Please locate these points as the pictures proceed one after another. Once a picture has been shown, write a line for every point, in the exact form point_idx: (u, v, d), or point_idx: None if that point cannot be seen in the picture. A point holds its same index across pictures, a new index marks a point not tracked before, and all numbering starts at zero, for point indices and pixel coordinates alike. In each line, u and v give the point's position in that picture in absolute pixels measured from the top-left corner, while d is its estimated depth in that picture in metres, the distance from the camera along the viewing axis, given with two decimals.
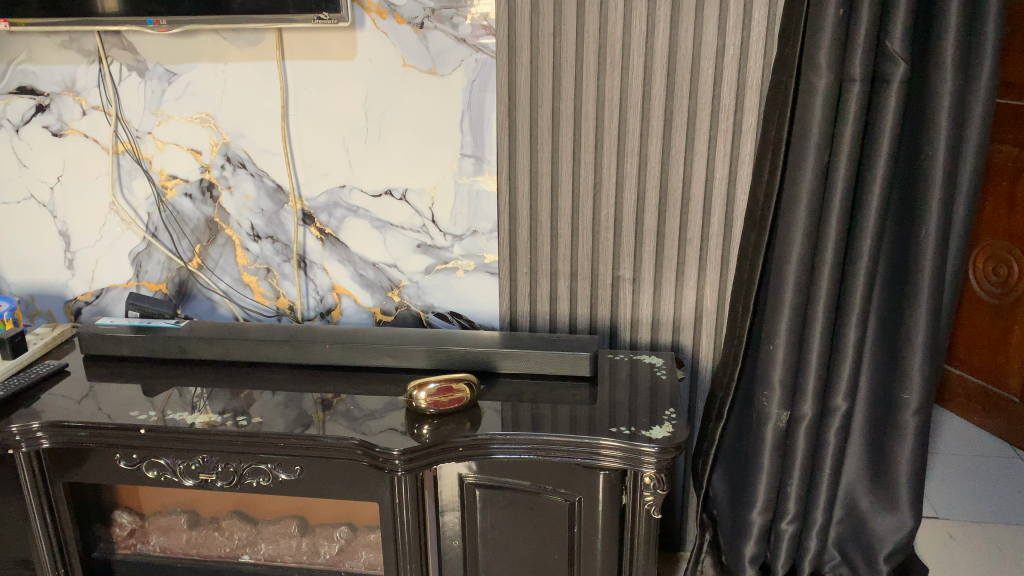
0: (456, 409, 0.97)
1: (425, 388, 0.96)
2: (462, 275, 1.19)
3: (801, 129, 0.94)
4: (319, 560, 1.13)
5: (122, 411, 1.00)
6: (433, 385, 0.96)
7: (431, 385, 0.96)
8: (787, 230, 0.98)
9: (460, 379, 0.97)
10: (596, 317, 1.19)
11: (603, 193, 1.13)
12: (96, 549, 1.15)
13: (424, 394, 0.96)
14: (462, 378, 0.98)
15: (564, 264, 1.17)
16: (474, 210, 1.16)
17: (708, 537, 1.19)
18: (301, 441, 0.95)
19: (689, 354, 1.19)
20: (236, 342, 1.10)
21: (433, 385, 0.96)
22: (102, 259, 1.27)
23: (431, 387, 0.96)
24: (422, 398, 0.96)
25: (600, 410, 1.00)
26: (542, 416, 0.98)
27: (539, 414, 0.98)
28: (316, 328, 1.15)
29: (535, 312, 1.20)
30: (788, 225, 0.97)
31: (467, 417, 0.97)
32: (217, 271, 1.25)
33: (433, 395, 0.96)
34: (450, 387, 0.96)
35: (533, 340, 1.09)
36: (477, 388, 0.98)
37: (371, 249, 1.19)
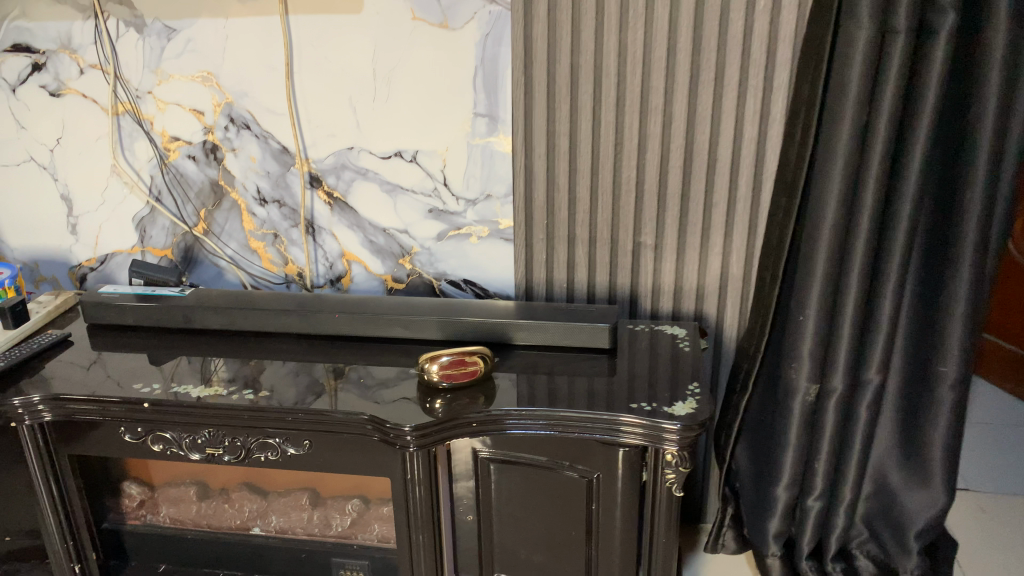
0: (470, 384, 0.94)
1: (439, 360, 0.93)
2: (476, 241, 1.15)
3: (839, 85, 0.87)
4: (331, 533, 1.11)
5: (125, 384, 0.97)
6: (447, 357, 0.93)
7: (444, 358, 0.93)
8: (821, 195, 0.92)
9: (473, 353, 0.94)
10: (616, 285, 1.14)
11: (624, 154, 1.07)
12: (106, 520, 1.13)
13: (437, 367, 0.92)
14: (476, 351, 0.94)
15: (583, 230, 1.11)
16: (488, 172, 1.10)
17: (730, 510, 1.16)
18: (309, 414, 0.91)
19: (712, 324, 1.14)
20: (242, 311, 1.06)
21: (446, 357, 0.93)
22: (106, 224, 1.24)
23: (444, 359, 0.93)
24: (435, 371, 0.92)
25: (619, 383, 0.95)
26: (559, 390, 0.94)
27: (556, 387, 0.94)
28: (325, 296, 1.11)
29: (552, 280, 1.15)
30: (823, 188, 0.91)
31: (481, 392, 0.94)
32: (223, 237, 1.21)
33: (447, 368, 0.92)
34: (464, 359, 0.93)
35: (550, 310, 1.04)
36: (491, 361, 0.95)
37: (381, 214, 1.15)
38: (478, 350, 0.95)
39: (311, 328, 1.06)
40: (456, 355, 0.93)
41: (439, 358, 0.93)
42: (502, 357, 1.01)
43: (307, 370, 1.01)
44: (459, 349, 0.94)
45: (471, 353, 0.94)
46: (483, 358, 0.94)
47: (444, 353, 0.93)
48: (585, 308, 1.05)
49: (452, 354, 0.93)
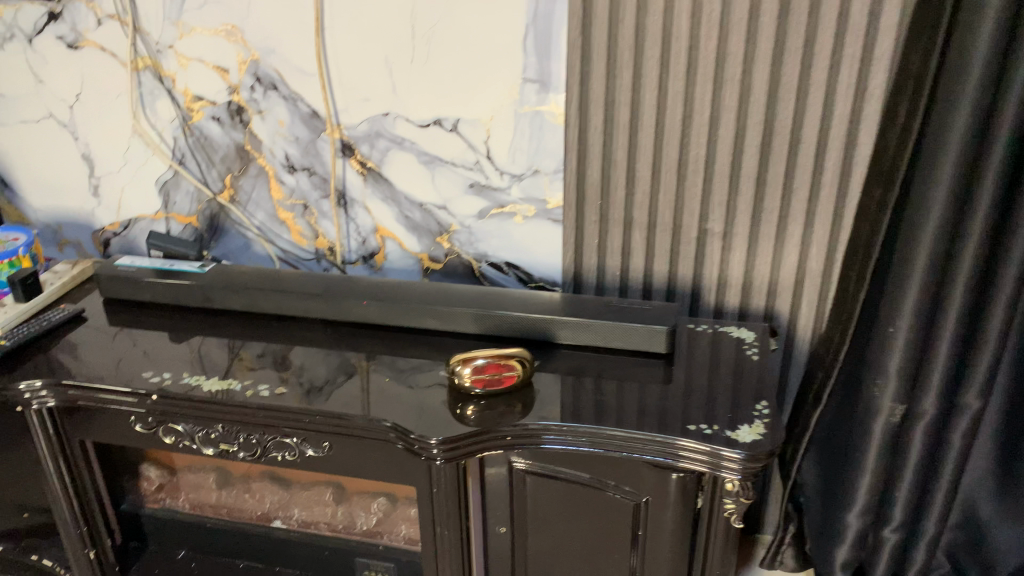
0: (505, 391, 0.84)
1: (473, 362, 0.82)
2: (521, 221, 1.04)
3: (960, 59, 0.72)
4: (355, 531, 1.03)
5: (136, 371, 0.90)
6: (482, 360, 0.83)
7: (479, 359, 0.83)
8: (927, 189, 0.78)
9: (510, 357, 0.83)
10: (677, 275, 1.02)
11: (693, 130, 0.94)
12: (124, 502, 1.08)
13: (470, 371, 0.82)
14: (514, 355, 0.83)
15: (642, 213, 0.99)
16: (537, 145, 0.99)
17: (792, 528, 1.05)
18: (329, 418, 0.83)
19: (784, 323, 1.02)
20: (264, 293, 0.97)
21: (481, 359, 0.83)
22: (128, 187, 1.16)
23: (479, 361, 0.82)
24: (468, 374, 0.82)
25: (674, 396, 0.84)
26: (606, 402, 0.83)
27: (603, 398, 0.84)
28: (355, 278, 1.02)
29: (605, 267, 1.04)
30: (930, 182, 0.77)
31: (518, 400, 0.84)
32: (250, 205, 1.12)
33: (481, 372, 0.82)
34: (501, 363, 0.83)
35: (599, 306, 0.93)
36: (530, 365, 0.84)
37: (418, 187, 1.05)
38: (517, 353, 0.84)
39: (336, 314, 0.96)
40: (492, 358, 0.83)
41: (474, 359, 0.83)
42: (545, 358, 0.91)
43: (330, 363, 0.92)
44: (496, 351, 0.83)
45: (510, 356, 0.83)
46: (522, 362, 0.83)
47: (479, 354, 0.83)
48: (639, 306, 0.94)
49: (488, 356, 0.83)
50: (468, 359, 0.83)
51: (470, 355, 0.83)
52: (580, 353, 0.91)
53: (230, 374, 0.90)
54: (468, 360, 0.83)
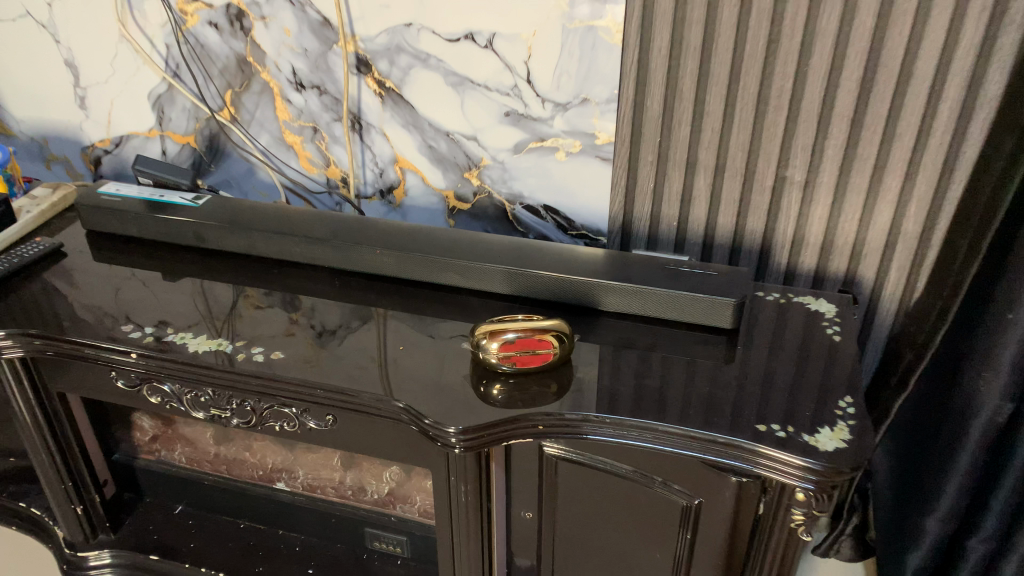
0: (538, 370, 0.71)
1: (503, 334, 0.69)
2: (563, 158, 0.89)
3: None
4: (366, 498, 0.93)
5: (116, 321, 0.78)
6: (514, 332, 0.69)
7: (511, 331, 0.69)
8: None
9: (545, 332, 0.70)
10: (744, 227, 0.87)
11: (778, 57, 0.77)
12: (117, 451, 0.99)
13: (500, 344, 0.69)
14: (551, 329, 0.70)
15: (708, 154, 0.84)
16: (587, 69, 0.83)
17: (855, 519, 0.93)
18: (332, 391, 0.71)
19: (867, 290, 0.87)
20: (264, 235, 0.84)
21: (514, 331, 0.69)
22: (118, 99, 1.02)
23: (511, 334, 0.69)
24: (496, 348, 0.69)
25: (739, 382, 0.71)
26: (657, 387, 0.70)
27: (654, 381, 0.71)
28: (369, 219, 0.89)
29: (660, 214, 0.89)
30: None
31: (553, 380, 0.71)
32: (253, 126, 0.98)
33: (513, 346, 0.69)
34: (538, 337, 0.69)
35: (652, 269, 0.79)
36: (569, 341, 0.71)
37: (444, 113, 0.90)
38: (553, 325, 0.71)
39: (345, 263, 0.83)
40: (527, 330, 0.69)
41: (505, 330, 0.70)
42: (586, 326, 0.77)
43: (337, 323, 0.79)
44: (531, 322, 0.70)
45: (547, 328, 0.70)
46: (561, 337, 0.70)
47: (511, 325, 0.70)
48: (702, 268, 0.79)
49: (521, 328, 0.70)
50: (497, 329, 0.70)
51: (499, 325, 0.70)
52: (627, 324, 0.78)
53: (224, 329, 0.78)
54: (497, 330, 0.70)
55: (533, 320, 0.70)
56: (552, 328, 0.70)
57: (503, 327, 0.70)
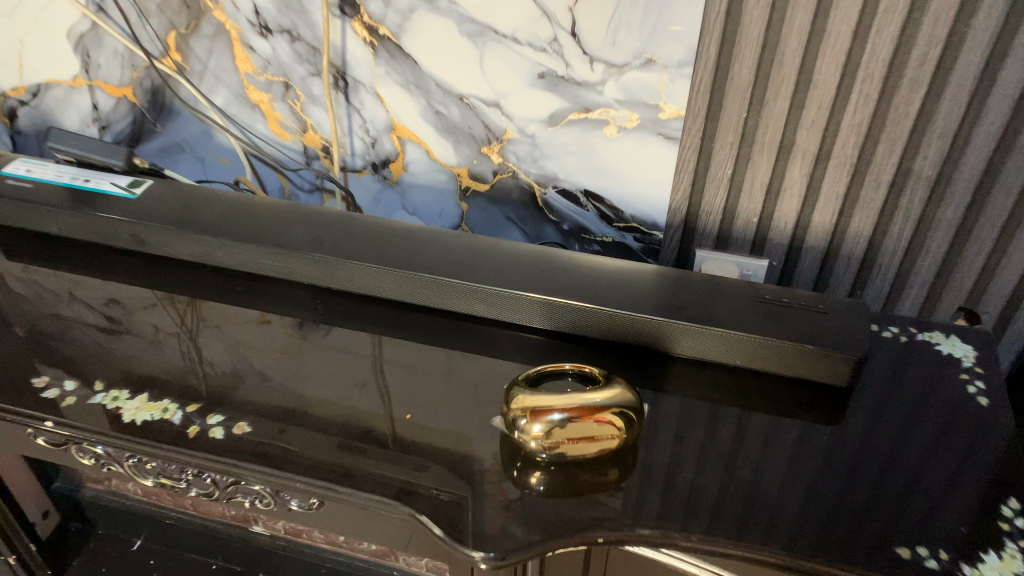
0: (598, 458, 0.52)
1: (549, 416, 0.51)
2: (613, 133, 0.68)
3: None
4: (362, 549, 0.76)
5: (25, 366, 0.58)
6: (564, 412, 0.51)
7: (559, 411, 0.51)
8: None
9: (606, 408, 0.51)
10: (846, 228, 0.68)
11: (928, 13, 0.56)
12: (57, 480, 0.80)
13: (546, 430, 0.51)
14: (613, 405, 0.51)
15: (811, 136, 0.63)
16: (655, 20, 0.61)
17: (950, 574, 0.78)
18: (306, 487, 0.51)
19: (997, 311, 0.68)
20: (222, 242, 0.64)
21: (563, 411, 0.51)
22: (30, 38, 0.78)
23: (559, 416, 0.51)
24: (541, 435, 0.51)
25: (870, 461, 0.52)
26: (758, 473, 0.52)
27: (754, 459, 0.53)
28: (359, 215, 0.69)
29: (736, 207, 0.69)
30: None
31: (616, 464, 0.52)
32: (207, 79, 0.75)
33: (564, 432, 0.51)
34: (596, 417, 0.51)
35: (737, 300, 0.60)
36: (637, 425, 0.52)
37: (457, 71, 0.68)
38: (614, 396, 0.52)
39: (329, 282, 0.64)
40: (580, 409, 0.51)
41: (551, 408, 0.51)
42: (651, 375, 0.59)
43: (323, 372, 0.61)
44: (584, 396, 0.51)
45: (606, 402, 0.52)
46: (627, 413, 0.52)
47: (559, 401, 0.51)
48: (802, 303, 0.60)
49: (572, 406, 0.51)
50: (540, 408, 0.51)
51: (542, 401, 0.51)
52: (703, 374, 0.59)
53: (171, 377, 0.58)
54: (540, 409, 0.51)
55: (587, 392, 0.52)
56: (612, 402, 0.52)
57: (548, 403, 0.51)
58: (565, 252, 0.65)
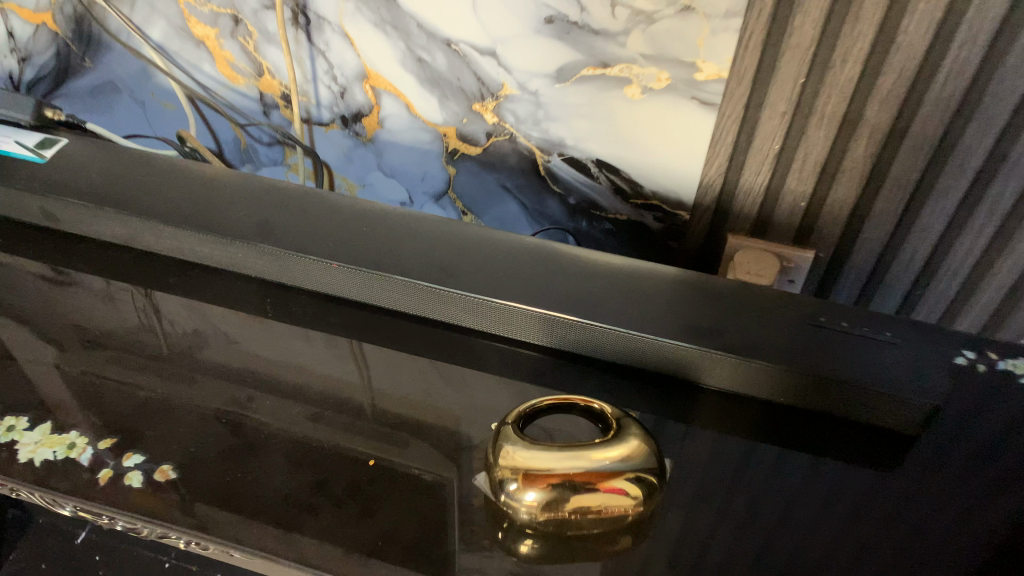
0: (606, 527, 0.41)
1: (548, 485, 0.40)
2: (636, 95, 0.55)
3: None
4: None
5: None
6: (566, 481, 0.40)
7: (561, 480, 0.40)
8: None
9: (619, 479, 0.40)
10: (913, 221, 0.56)
11: None
12: None
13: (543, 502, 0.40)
14: (629, 474, 0.41)
15: (883, 110, 0.51)
16: None
17: None
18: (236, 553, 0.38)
19: None
20: (151, 224, 0.52)
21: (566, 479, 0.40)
22: None
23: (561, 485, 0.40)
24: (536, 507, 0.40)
25: (953, 527, 0.41)
26: (811, 535, 0.40)
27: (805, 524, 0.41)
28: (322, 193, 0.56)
29: (782, 188, 0.57)
30: None
31: (629, 529, 0.41)
32: (140, 8, 0.62)
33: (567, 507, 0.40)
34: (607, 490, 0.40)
35: (782, 324, 0.49)
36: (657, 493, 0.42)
37: (444, 10, 0.54)
38: (630, 461, 0.41)
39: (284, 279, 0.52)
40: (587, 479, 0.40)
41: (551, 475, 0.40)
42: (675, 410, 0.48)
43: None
44: (595, 458, 0.41)
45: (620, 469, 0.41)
46: (645, 484, 0.41)
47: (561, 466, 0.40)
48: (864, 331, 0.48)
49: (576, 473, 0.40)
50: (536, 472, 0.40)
51: (539, 462, 0.41)
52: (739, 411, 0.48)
53: (77, 383, 0.47)
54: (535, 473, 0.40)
55: (597, 454, 0.41)
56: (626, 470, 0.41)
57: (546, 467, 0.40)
58: (569, 248, 0.53)
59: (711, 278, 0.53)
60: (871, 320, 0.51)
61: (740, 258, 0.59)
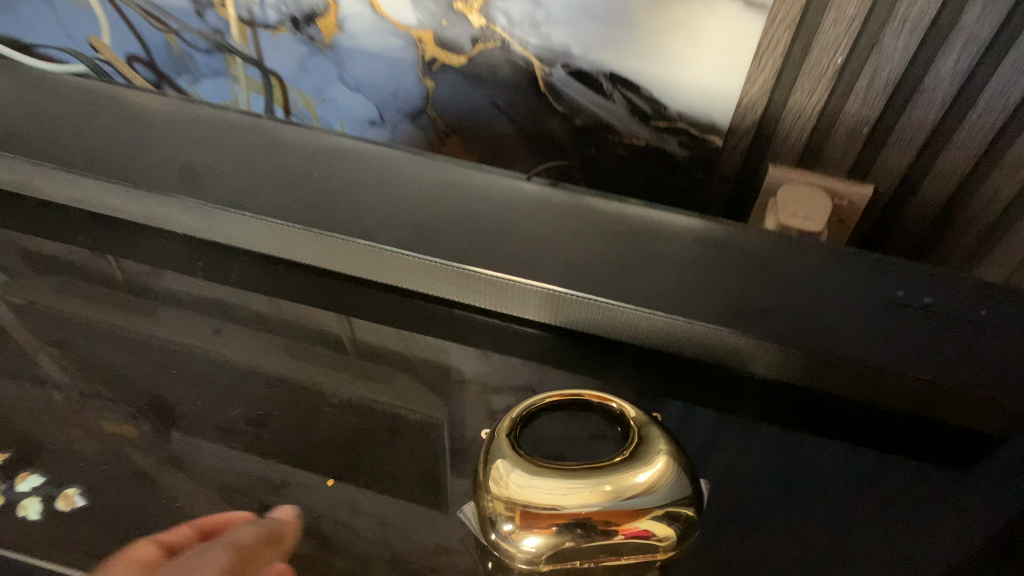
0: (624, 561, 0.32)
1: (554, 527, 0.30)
2: None
3: None
4: None
5: None
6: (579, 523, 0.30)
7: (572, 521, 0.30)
8: None
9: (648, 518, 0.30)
10: (1003, 157, 0.45)
11: None
12: None
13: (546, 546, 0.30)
14: (660, 509, 0.31)
15: (987, 16, 0.39)
16: None
17: None
18: None
19: None
20: (46, 170, 0.41)
21: (578, 520, 0.30)
22: None
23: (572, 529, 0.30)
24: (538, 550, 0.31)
25: None
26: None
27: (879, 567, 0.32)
28: (266, 123, 0.45)
29: (841, 110, 0.46)
30: None
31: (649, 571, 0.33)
32: None
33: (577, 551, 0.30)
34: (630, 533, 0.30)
35: (843, 297, 0.39)
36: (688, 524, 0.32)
37: None
38: (662, 488, 0.31)
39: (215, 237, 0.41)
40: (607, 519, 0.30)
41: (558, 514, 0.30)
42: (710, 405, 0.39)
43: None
44: (617, 491, 0.30)
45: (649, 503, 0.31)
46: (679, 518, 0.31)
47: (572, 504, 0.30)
48: (947, 308, 0.39)
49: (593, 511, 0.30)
50: (539, 508, 0.30)
51: (543, 495, 0.30)
52: (784, 407, 0.39)
53: None
54: (537, 510, 0.30)
55: (620, 484, 0.30)
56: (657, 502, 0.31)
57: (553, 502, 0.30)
58: (575, 197, 0.43)
59: (752, 229, 0.43)
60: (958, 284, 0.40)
61: (783, 195, 0.48)
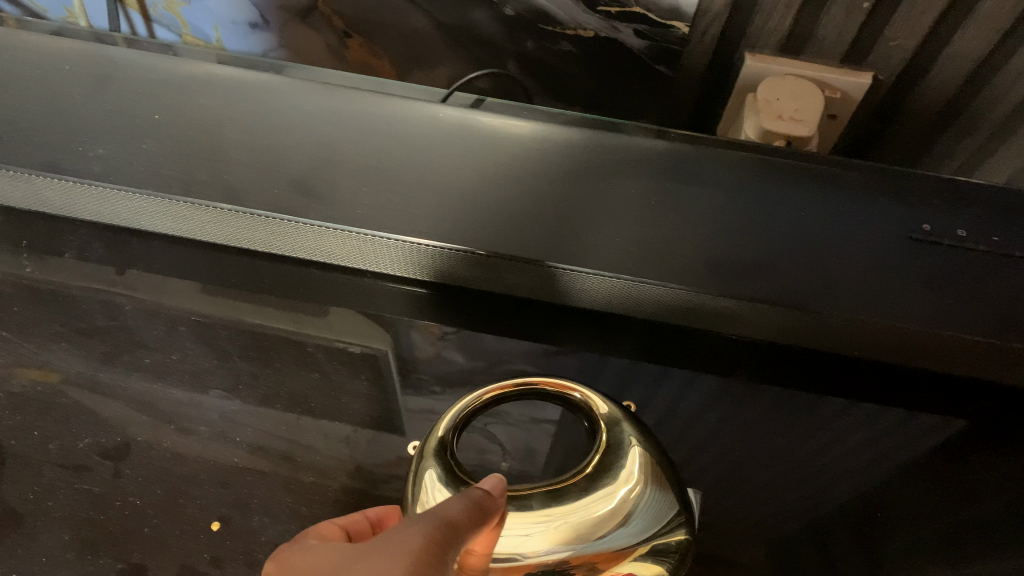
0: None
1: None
2: None
3: None
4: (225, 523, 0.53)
5: None
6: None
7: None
8: None
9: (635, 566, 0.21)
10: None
11: None
12: None
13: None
14: (653, 547, 0.21)
15: None
16: None
17: None
18: None
19: None
20: None
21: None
22: None
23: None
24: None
25: None
26: None
27: None
28: (110, 47, 0.35)
29: None
30: None
31: None
32: None
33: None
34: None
35: (849, 232, 0.31)
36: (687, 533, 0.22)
37: None
38: (650, 508, 0.21)
39: (75, 211, 0.35)
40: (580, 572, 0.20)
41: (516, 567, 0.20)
42: (670, 361, 0.34)
43: (63, 389, 0.32)
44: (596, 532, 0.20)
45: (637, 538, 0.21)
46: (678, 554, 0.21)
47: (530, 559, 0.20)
48: (979, 243, 0.31)
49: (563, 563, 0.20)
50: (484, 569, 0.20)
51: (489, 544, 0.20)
52: (764, 372, 0.34)
53: None
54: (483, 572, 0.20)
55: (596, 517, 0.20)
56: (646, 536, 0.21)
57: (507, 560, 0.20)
58: (506, 121, 0.34)
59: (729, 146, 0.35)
60: (994, 216, 0.32)
61: (768, 88, 0.39)
